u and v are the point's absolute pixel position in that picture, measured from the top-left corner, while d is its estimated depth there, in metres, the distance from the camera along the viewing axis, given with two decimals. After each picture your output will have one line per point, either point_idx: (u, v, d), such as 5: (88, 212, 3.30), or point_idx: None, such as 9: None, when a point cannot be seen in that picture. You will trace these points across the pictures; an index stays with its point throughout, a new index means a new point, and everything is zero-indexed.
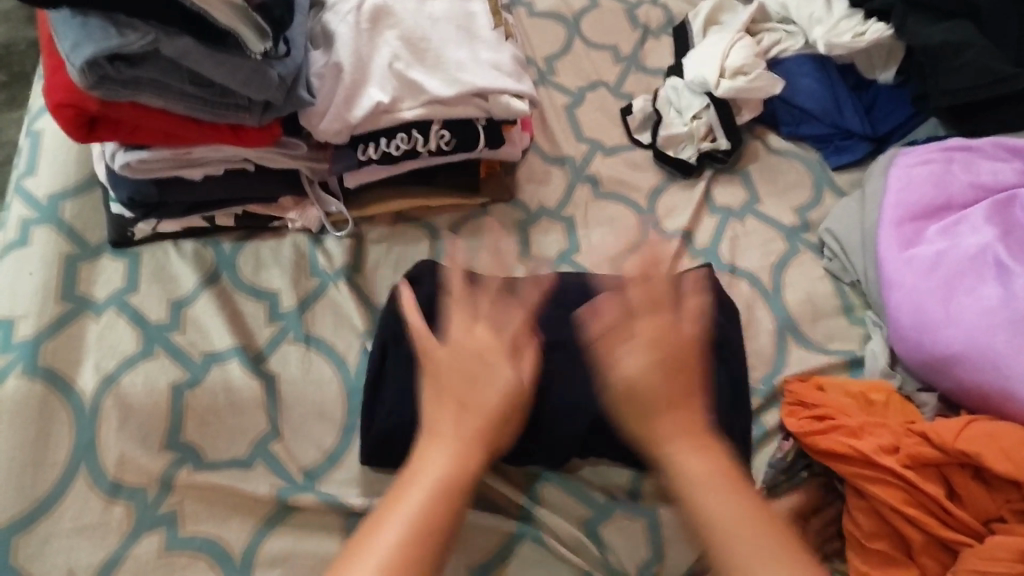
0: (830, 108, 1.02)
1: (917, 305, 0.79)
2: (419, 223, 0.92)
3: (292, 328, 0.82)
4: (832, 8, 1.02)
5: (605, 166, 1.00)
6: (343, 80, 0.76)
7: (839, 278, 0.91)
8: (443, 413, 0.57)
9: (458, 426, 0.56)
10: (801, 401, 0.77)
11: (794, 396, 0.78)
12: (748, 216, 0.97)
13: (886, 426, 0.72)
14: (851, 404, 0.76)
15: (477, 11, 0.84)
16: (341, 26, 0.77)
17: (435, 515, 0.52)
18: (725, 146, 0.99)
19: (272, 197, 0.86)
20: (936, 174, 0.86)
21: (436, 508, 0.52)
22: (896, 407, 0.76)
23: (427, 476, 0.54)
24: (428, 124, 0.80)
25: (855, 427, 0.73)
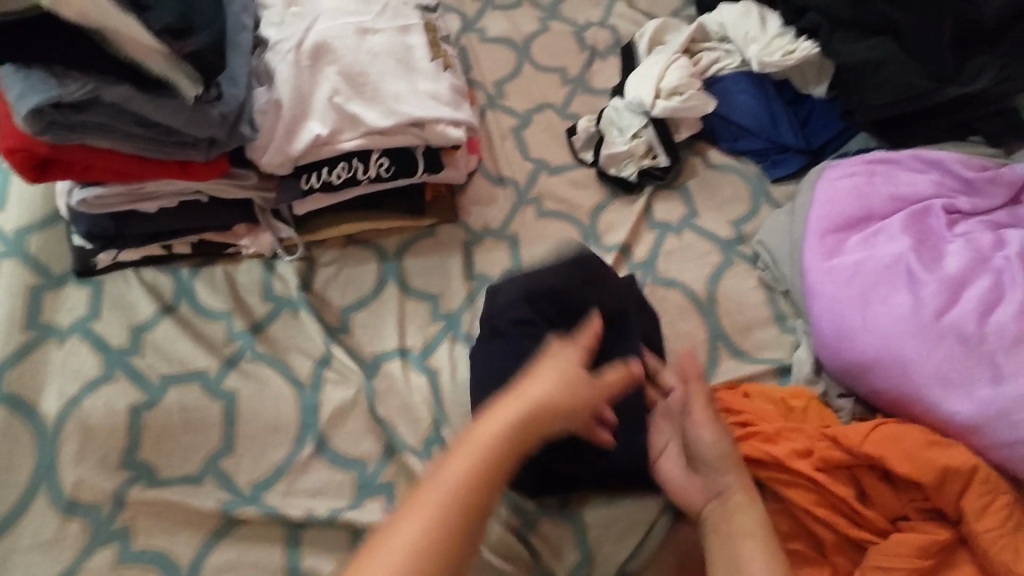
0: (766, 122, 1.05)
1: (837, 313, 0.82)
2: (368, 245, 0.96)
3: (248, 348, 0.86)
4: (766, 26, 1.05)
5: (549, 186, 1.05)
6: (283, 116, 0.80)
7: (772, 288, 0.95)
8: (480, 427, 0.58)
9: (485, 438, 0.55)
10: (727, 407, 0.81)
11: (721, 402, 0.82)
12: (685, 230, 1.01)
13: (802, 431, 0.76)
14: (771, 410, 0.79)
15: (415, 43, 0.88)
16: (282, 65, 0.81)
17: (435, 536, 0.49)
18: (665, 163, 1.03)
19: (226, 225, 0.91)
20: (858, 186, 0.89)
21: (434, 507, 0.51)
22: (815, 412, 0.79)
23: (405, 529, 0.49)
24: (368, 153, 0.85)
25: (773, 433, 0.76)
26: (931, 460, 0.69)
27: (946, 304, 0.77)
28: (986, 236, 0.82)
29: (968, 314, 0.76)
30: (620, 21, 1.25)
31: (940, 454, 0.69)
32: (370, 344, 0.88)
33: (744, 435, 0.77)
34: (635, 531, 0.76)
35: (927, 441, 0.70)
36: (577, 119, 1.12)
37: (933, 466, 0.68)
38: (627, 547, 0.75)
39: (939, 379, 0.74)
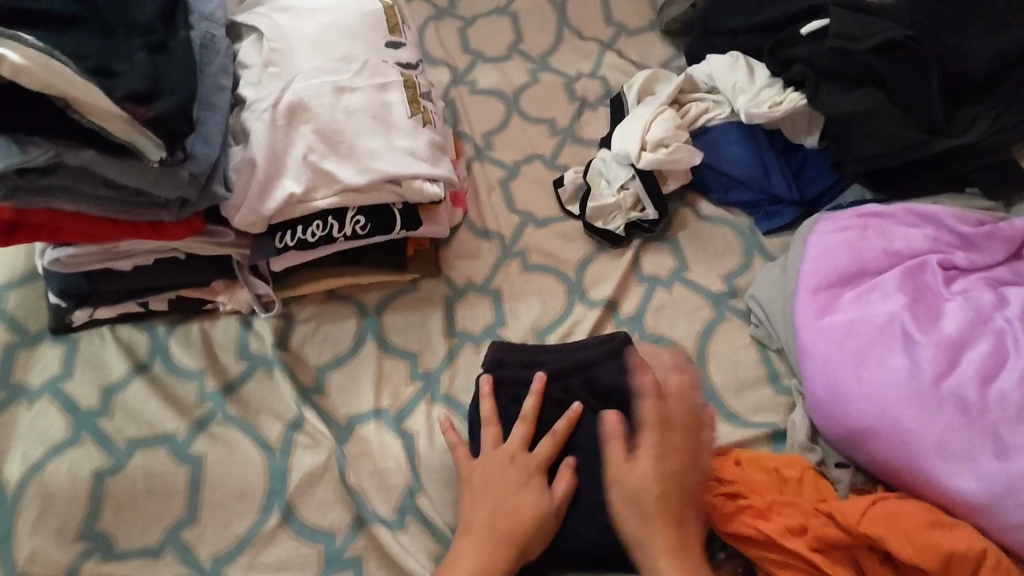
0: (757, 173, 1.03)
1: (830, 376, 0.78)
2: (349, 301, 0.95)
3: (219, 409, 0.84)
4: (755, 77, 1.04)
5: (535, 238, 1.03)
6: (256, 175, 0.79)
7: (765, 344, 0.92)
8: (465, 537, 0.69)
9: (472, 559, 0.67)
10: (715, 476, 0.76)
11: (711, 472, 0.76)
12: (676, 283, 0.98)
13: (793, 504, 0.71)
14: (761, 481, 0.74)
15: (393, 101, 0.88)
16: (256, 123, 0.81)
17: None
18: (653, 216, 1.01)
19: (203, 282, 0.89)
20: (851, 241, 0.86)
21: None
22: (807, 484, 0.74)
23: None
24: (343, 211, 0.84)
25: (763, 507, 0.71)
26: (932, 543, 0.64)
27: (944, 369, 0.73)
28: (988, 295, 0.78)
29: (968, 380, 0.71)
30: (611, 72, 1.26)
31: (942, 536, 0.65)
32: (345, 405, 0.85)
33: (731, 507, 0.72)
34: None
35: (928, 522, 0.66)
36: (566, 170, 1.11)
37: (935, 551, 0.64)
38: None
39: (941, 450, 0.69)
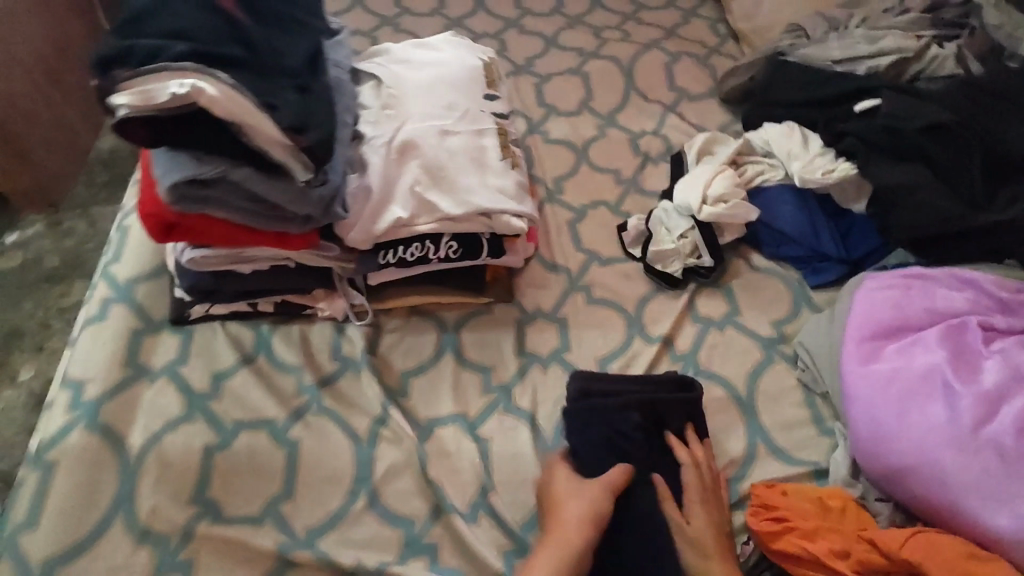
0: (807, 232, 1.13)
1: (873, 417, 0.85)
2: (431, 317, 1.05)
3: (314, 402, 0.94)
4: (808, 145, 1.15)
5: (599, 275, 1.13)
6: (370, 200, 0.92)
7: (810, 389, 0.99)
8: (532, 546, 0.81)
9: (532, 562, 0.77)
10: (761, 502, 0.83)
11: (758, 498, 0.83)
12: (728, 326, 1.06)
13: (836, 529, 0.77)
14: (806, 507, 0.81)
15: (488, 145, 1.01)
16: (374, 157, 0.94)
17: None
18: (709, 263, 1.11)
19: (305, 289, 1.01)
20: (895, 298, 0.94)
21: None
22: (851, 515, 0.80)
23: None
24: (439, 236, 0.95)
25: (806, 529, 0.78)
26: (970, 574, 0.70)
27: (983, 418, 0.80)
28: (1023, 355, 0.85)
29: (1005, 429, 0.78)
30: (672, 131, 1.38)
31: (979, 568, 0.71)
32: (425, 408, 0.95)
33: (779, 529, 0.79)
34: None
35: (964, 554, 0.72)
36: (629, 216, 1.22)
37: None
38: None
39: (979, 492, 0.76)
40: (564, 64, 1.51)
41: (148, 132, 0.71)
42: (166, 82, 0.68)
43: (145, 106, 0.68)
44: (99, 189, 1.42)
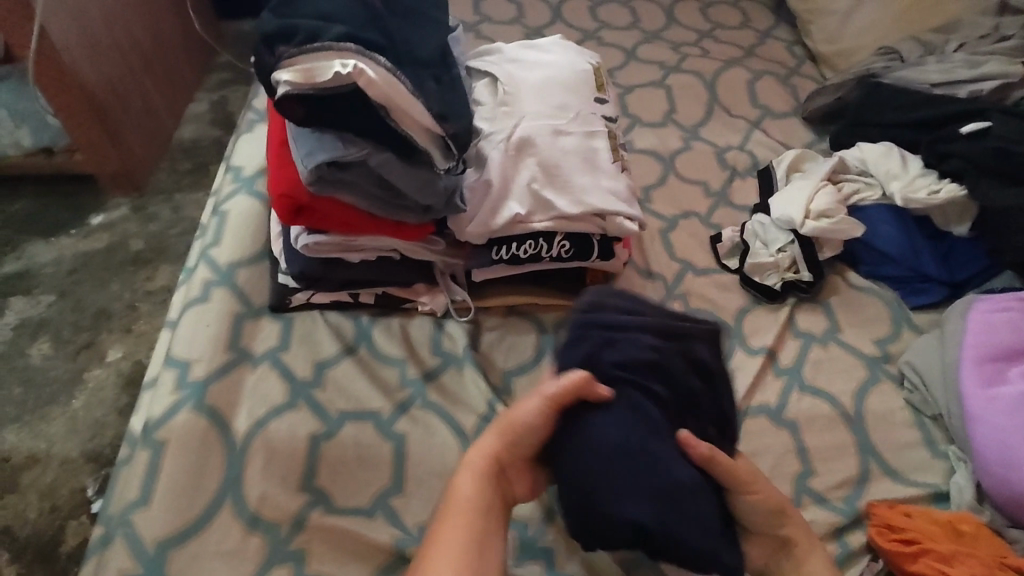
0: (908, 252, 1.11)
1: (1004, 442, 0.84)
2: (528, 317, 1.04)
3: (419, 396, 0.92)
4: (907, 166, 1.14)
5: (695, 285, 1.12)
6: (490, 194, 0.91)
7: (920, 410, 0.97)
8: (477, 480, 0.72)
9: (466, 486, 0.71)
10: (888, 523, 0.82)
11: (881, 518, 0.83)
12: (830, 342, 1.05)
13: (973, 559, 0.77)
14: (938, 532, 0.79)
15: (598, 146, 1.00)
16: (493, 152, 0.94)
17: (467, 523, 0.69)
18: (809, 278, 1.09)
19: (408, 282, 1.00)
20: (1013, 321, 0.94)
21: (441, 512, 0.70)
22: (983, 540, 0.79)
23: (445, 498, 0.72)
24: (553, 235, 0.94)
25: (944, 557, 0.77)
26: None
27: None
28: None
29: None
30: (758, 147, 1.37)
31: None
32: None
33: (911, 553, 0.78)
34: None
35: None
36: (720, 229, 1.21)
37: None
38: None
39: None
40: (646, 77, 1.51)
41: (304, 112, 0.73)
42: (331, 62, 0.70)
43: (306, 84, 0.70)
44: (181, 176, 1.42)
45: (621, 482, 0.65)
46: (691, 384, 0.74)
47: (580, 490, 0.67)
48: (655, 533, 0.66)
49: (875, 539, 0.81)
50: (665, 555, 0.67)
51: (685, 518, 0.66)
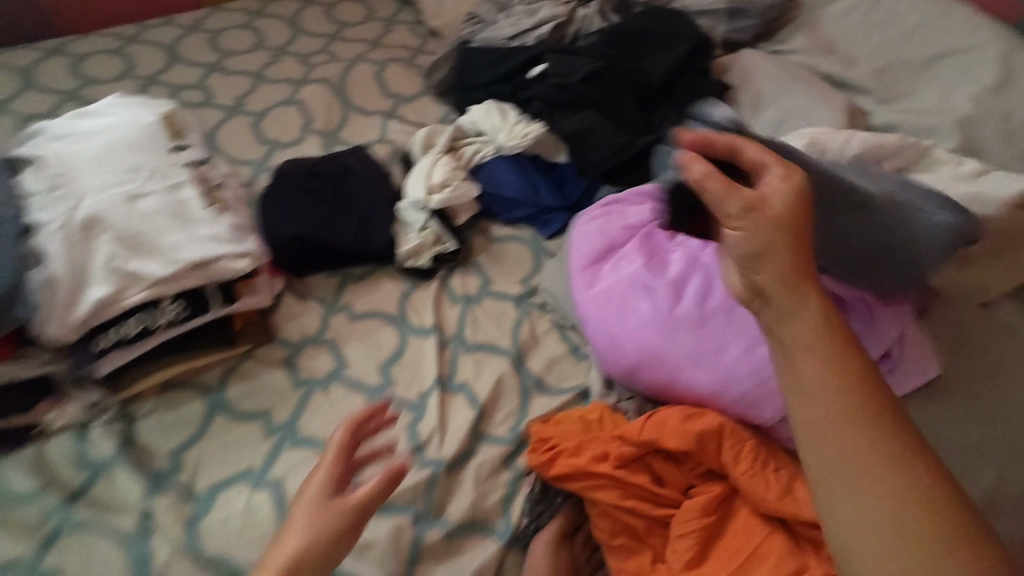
0: (529, 193, 1.23)
1: (605, 330, 0.95)
2: (189, 385, 0.99)
3: (66, 521, 0.85)
4: (507, 117, 1.26)
5: (357, 290, 1.14)
6: (61, 289, 0.84)
7: (563, 325, 1.10)
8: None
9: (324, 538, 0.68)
10: (540, 438, 0.89)
11: (536, 435, 0.90)
12: (485, 298, 1.14)
13: (898, 468, 0.51)
14: (789, 243, 0.59)
15: (187, 197, 0.97)
16: (52, 244, 0.86)
17: None
18: (452, 247, 1.16)
19: (23, 407, 0.89)
20: (600, 226, 1.06)
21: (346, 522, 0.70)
22: (773, 262, 0.59)
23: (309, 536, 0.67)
24: (160, 301, 0.90)
25: (806, 366, 0.55)
26: (688, 429, 0.82)
27: (678, 296, 0.93)
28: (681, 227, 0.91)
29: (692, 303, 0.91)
30: (397, 133, 1.43)
31: (696, 423, 0.83)
32: (205, 474, 0.91)
33: (820, 436, 0.53)
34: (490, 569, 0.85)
35: (683, 416, 0.84)
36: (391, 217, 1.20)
37: (690, 434, 0.82)
38: None
39: (687, 359, 0.88)
40: (275, 96, 1.49)
41: None
42: None
43: None
44: None
45: (316, 208, 1.17)
46: (351, 169, 1.24)
47: (301, 220, 1.14)
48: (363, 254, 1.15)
49: (532, 453, 0.88)
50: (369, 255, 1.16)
51: (341, 211, 1.17)
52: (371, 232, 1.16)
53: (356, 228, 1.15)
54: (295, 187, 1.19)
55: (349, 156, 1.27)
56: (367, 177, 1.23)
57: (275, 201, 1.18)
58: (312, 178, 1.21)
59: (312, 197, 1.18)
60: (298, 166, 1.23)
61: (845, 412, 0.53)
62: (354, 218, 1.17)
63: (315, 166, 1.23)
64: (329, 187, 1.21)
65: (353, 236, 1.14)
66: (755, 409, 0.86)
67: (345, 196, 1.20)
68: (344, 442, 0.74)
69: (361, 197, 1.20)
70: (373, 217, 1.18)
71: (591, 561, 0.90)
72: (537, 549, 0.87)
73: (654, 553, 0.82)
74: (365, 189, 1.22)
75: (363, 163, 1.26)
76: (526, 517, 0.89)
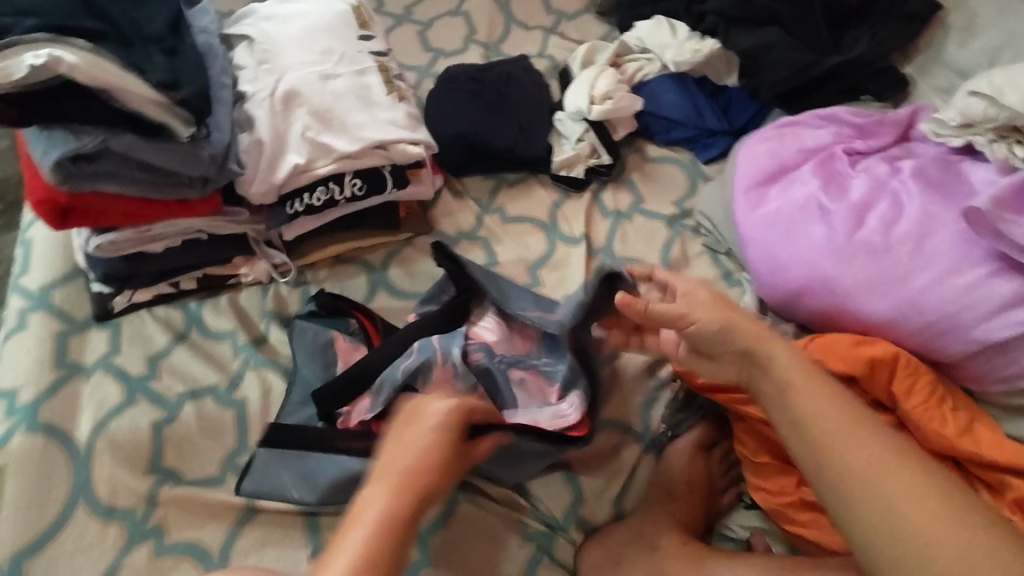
0: (691, 113, 1.19)
1: (768, 253, 0.91)
2: (356, 261, 1.07)
3: (252, 360, 0.95)
4: (677, 33, 1.21)
5: (510, 195, 1.17)
6: (265, 152, 0.93)
7: (716, 250, 1.07)
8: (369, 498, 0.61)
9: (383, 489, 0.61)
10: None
11: None
12: (636, 215, 1.13)
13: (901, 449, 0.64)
14: (756, 323, 0.74)
15: (372, 82, 1.03)
16: (259, 111, 0.95)
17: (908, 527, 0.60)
18: (608, 161, 1.16)
19: (225, 259, 1.01)
20: (772, 147, 0.99)
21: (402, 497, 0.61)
22: (778, 398, 0.70)
23: (372, 509, 0.60)
24: (342, 176, 0.97)
25: (795, 395, 0.69)
26: (859, 355, 0.77)
27: (856, 223, 0.87)
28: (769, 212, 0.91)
29: (874, 231, 0.85)
30: (557, 50, 1.42)
31: (867, 349, 0.78)
32: None
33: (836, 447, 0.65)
34: (625, 466, 0.87)
35: (854, 340, 0.79)
36: (549, 127, 1.21)
37: (861, 359, 0.77)
38: (619, 484, 0.86)
39: (859, 287, 0.83)
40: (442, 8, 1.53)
41: (18, 113, 0.74)
42: (22, 57, 0.71)
43: (5, 83, 0.70)
44: None
45: (481, 111, 1.19)
46: (515, 77, 1.25)
47: (466, 121, 1.17)
48: (521, 161, 1.17)
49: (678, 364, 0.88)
50: (526, 164, 1.18)
51: (504, 116, 1.19)
52: (531, 139, 1.17)
53: (517, 134, 1.17)
54: (461, 88, 1.22)
55: (515, 65, 1.27)
56: (531, 86, 1.24)
57: (441, 100, 1.21)
58: (478, 80, 1.23)
59: (476, 99, 1.20)
60: (465, 69, 1.25)
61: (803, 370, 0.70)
62: (516, 125, 1.18)
63: (481, 70, 1.25)
64: (495, 91, 1.22)
65: (514, 141, 1.16)
66: (940, 343, 0.80)
67: (508, 103, 1.21)
68: (449, 425, 0.67)
69: (522, 105, 1.21)
70: (532, 126, 1.19)
71: (728, 477, 0.90)
72: (673, 456, 0.87)
73: (802, 477, 0.81)
74: (528, 97, 1.23)
75: (525, 71, 1.26)
76: (664, 424, 0.90)
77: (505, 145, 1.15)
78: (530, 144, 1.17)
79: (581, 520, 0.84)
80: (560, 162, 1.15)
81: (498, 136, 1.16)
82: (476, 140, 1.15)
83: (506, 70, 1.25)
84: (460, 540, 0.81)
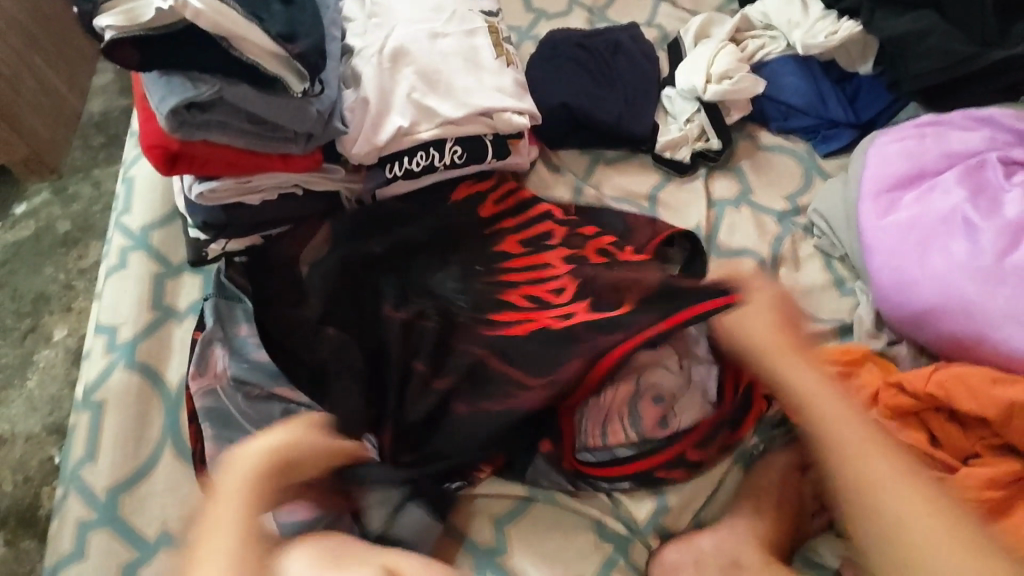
0: (814, 100, 1.09)
1: (896, 268, 0.84)
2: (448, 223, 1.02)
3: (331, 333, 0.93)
4: (809, 11, 1.11)
5: (606, 174, 1.10)
6: (369, 110, 0.90)
7: (829, 254, 0.98)
8: (881, 469, 0.68)
9: (883, 470, 0.67)
10: None
11: None
12: (744, 204, 1.04)
13: (899, 464, 0.68)
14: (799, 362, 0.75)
15: (481, 44, 0.98)
16: (367, 67, 0.92)
17: (905, 483, 0.66)
18: (717, 146, 1.07)
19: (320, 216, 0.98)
20: (910, 148, 0.90)
21: (895, 464, 0.68)
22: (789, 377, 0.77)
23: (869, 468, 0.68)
24: (443, 142, 0.93)
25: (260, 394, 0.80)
26: (995, 396, 0.72)
27: (1006, 248, 0.79)
28: (929, 232, 0.83)
29: None
30: (668, 20, 1.33)
31: (1005, 390, 0.72)
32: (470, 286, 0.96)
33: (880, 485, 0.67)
34: (713, 477, 0.84)
35: (990, 378, 0.73)
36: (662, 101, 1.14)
37: (997, 401, 0.72)
38: (706, 491, 0.83)
39: (1005, 317, 0.76)
40: None
41: (140, 58, 0.73)
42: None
43: (132, 26, 0.70)
44: (97, 152, 1.36)
45: (585, 81, 1.12)
46: (623, 46, 1.16)
47: (569, 90, 1.10)
48: (624, 139, 1.10)
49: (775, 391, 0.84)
50: (626, 143, 1.11)
51: (608, 89, 1.12)
52: (636, 117, 1.10)
53: (623, 107, 1.10)
54: (565, 56, 1.15)
55: (624, 32, 1.18)
56: (641, 57, 1.16)
57: (543, 67, 1.15)
58: (583, 46, 1.15)
59: (581, 68, 1.13)
60: (572, 33, 1.17)
61: (868, 437, 0.70)
62: (622, 98, 1.11)
63: (588, 35, 1.17)
64: (601, 60, 1.15)
65: (617, 118, 1.09)
66: None
67: (613, 73, 1.14)
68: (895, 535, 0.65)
69: (630, 77, 1.14)
70: (638, 101, 1.12)
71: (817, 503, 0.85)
72: (763, 471, 0.84)
73: None
74: (635, 68, 1.15)
75: (635, 39, 1.18)
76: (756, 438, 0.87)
77: (607, 119, 1.09)
78: (635, 120, 1.09)
79: (660, 528, 0.81)
80: (668, 142, 1.08)
81: (601, 110, 1.09)
82: (577, 111, 1.09)
83: (615, 37, 1.17)
84: (537, 533, 0.81)
